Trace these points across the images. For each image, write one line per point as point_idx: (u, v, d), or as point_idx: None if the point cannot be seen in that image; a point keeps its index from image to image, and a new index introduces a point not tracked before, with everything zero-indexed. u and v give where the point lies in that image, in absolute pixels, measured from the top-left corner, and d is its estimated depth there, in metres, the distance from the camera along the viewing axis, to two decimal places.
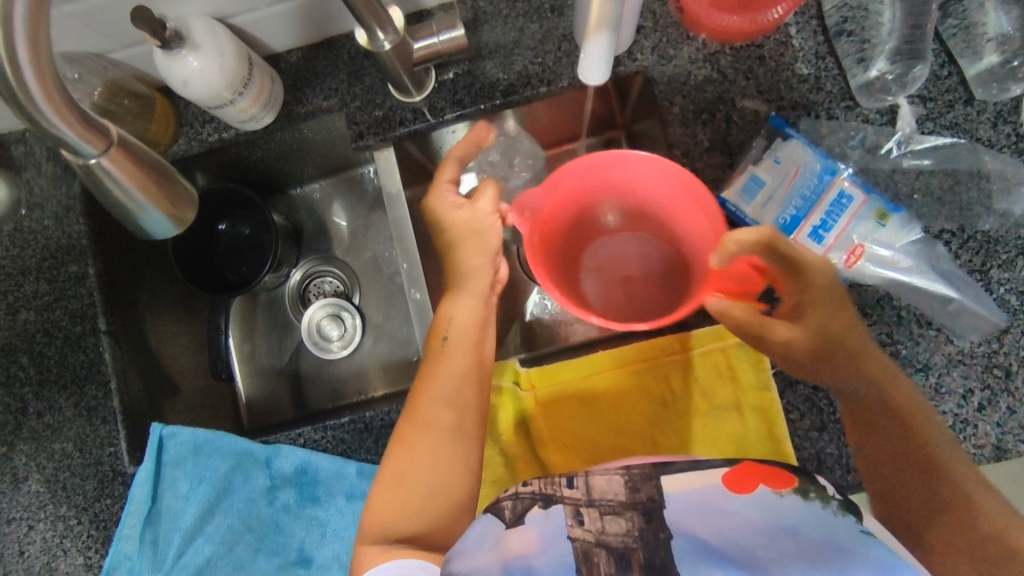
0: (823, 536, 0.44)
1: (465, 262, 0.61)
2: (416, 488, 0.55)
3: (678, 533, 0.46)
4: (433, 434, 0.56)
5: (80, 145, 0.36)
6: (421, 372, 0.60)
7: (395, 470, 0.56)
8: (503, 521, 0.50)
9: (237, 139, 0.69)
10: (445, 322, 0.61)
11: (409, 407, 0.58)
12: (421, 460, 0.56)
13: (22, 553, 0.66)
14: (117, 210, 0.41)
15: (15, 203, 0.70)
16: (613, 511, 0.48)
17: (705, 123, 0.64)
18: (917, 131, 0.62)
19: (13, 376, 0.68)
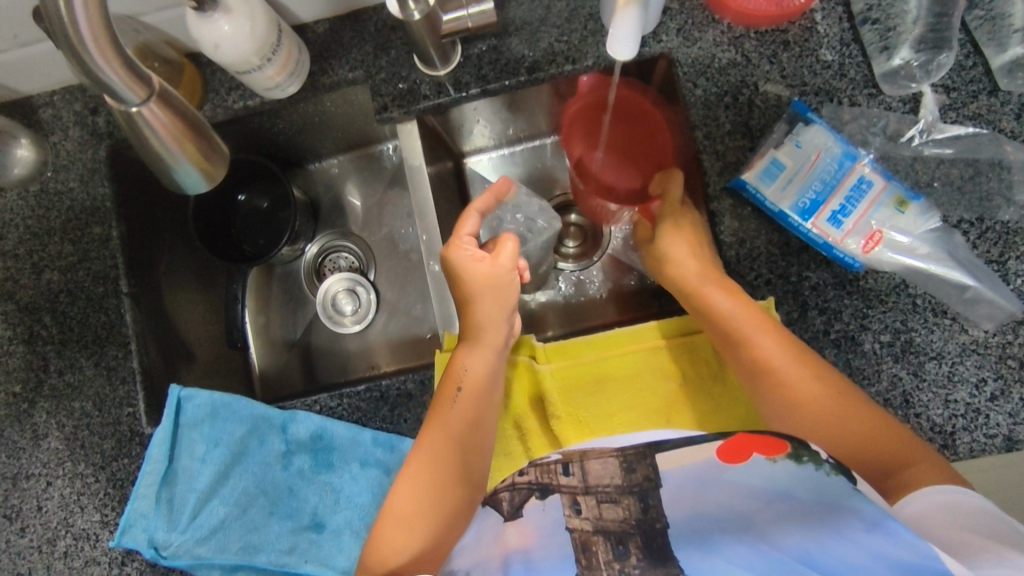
0: (814, 499, 0.44)
1: (488, 314, 0.64)
2: (422, 527, 0.54)
3: (674, 514, 0.46)
4: (437, 479, 0.56)
5: (123, 91, 0.37)
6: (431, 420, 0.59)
7: (397, 513, 0.55)
8: (502, 514, 0.52)
9: (263, 107, 0.70)
10: (460, 372, 0.61)
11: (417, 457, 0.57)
12: (428, 503, 0.55)
13: (39, 509, 0.67)
14: (152, 162, 0.42)
15: (41, 163, 0.71)
16: (611, 499, 0.47)
17: (728, 106, 0.64)
18: (939, 120, 0.62)
19: (36, 335, 0.70)
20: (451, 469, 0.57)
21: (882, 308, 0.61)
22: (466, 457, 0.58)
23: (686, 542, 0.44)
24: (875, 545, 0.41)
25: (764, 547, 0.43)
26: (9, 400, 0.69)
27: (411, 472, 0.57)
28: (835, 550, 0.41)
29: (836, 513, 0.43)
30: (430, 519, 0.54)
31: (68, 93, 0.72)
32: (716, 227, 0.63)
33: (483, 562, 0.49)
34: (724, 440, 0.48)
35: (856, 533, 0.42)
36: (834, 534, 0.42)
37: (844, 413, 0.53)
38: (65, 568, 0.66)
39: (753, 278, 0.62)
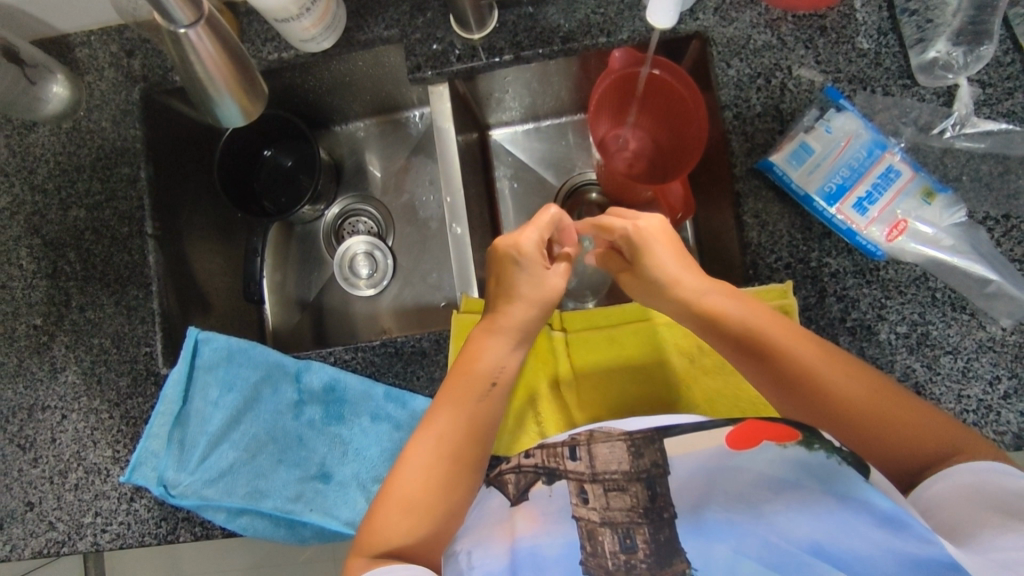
0: (823, 488, 0.44)
1: (529, 320, 0.62)
2: (424, 514, 0.53)
3: (681, 502, 0.46)
4: (454, 470, 0.55)
5: (177, 14, 0.46)
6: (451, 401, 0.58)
7: (400, 497, 0.54)
8: (508, 497, 0.52)
9: (296, 61, 0.71)
10: (494, 368, 0.59)
11: (428, 441, 0.56)
12: (436, 489, 0.54)
13: (53, 440, 0.68)
14: (200, 91, 0.53)
15: (75, 102, 0.72)
16: (618, 487, 0.47)
17: (760, 88, 0.64)
18: (973, 114, 0.62)
19: (60, 270, 0.71)
20: (463, 458, 0.56)
21: (900, 298, 0.60)
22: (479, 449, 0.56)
23: (693, 533, 0.45)
24: (884, 540, 0.41)
25: (772, 537, 0.43)
26: (29, 332, 0.70)
27: (417, 451, 0.56)
28: (841, 544, 0.42)
29: (845, 502, 0.43)
30: (436, 509, 0.54)
31: (106, 34, 0.73)
32: (738, 208, 0.63)
33: (484, 541, 0.50)
34: (733, 426, 0.48)
35: (865, 526, 0.42)
36: (842, 526, 0.42)
37: (862, 401, 0.50)
38: (75, 499, 0.67)
39: (773, 261, 0.62)
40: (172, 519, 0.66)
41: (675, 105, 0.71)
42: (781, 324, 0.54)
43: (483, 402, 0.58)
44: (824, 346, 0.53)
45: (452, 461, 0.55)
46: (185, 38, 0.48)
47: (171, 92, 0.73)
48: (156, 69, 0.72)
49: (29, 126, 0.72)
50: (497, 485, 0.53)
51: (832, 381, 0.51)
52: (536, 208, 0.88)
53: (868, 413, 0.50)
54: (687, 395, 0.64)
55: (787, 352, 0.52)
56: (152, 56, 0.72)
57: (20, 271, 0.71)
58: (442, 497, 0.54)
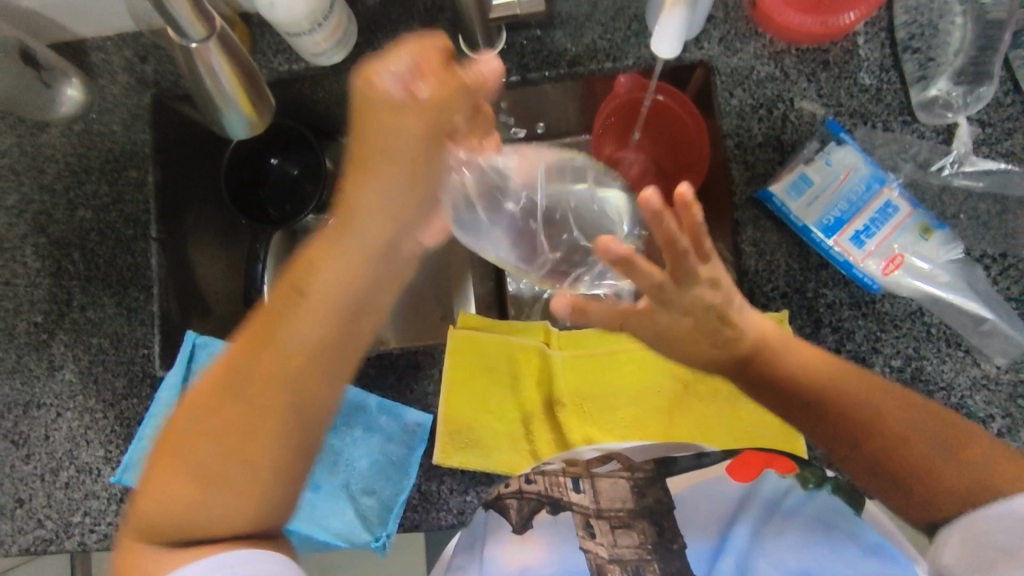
0: (818, 520, 0.47)
1: (383, 200, 0.47)
2: (187, 486, 0.44)
3: (689, 535, 0.49)
4: (230, 415, 0.44)
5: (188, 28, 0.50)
6: (265, 335, 0.45)
7: (181, 441, 0.45)
8: (510, 523, 0.51)
9: (306, 73, 0.72)
10: (326, 280, 0.46)
11: (207, 384, 0.46)
12: (236, 434, 0.44)
13: (46, 437, 0.69)
14: (209, 104, 0.56)
15: (88, 105, 0.74)
16: (624, 525, 0.50)
17: (762, 118, 0.65)
18: (972, 153, 0.63)
19: (63, 269, 0.72)
20: (273, 402, 0.45)
21: (895, 332, 0.61)
22: (303, 396, 0.45)
23: (703, 562, 0.47)
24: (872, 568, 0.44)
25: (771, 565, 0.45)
26: (30, 329, 0.71)
27: (217, 380, 0.45)
28: (831, 567, 0.44)
29: (835, 533, 0.46)
30: (237, 468, 0.44)
31: (121, 40, 0.74)
32: (737, 235, 0.64)
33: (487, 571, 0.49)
34: (731, 459, 0.52)
35: (850, 554, 0.45)
36: (832, 551, 0.45)
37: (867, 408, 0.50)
38: (65, 498, 0.67)
39: (770, 290, 0.62)
40: None
41: (678, 128, 0.73)
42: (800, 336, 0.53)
43: (295, 323, 0.45)
44: (863, 377, 0.51)
45: (259, 398, 0.45)
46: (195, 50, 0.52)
47: (180, 98, 0.74)
48: (167, 75, 0.73)
49: (41, 126, 0.74)
50: (497, 509, 0.52)
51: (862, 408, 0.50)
52: None
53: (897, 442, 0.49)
54: (680, 422, 0.64)
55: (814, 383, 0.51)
56: (165, 62, 0.73)
57: (24, 269, 0.72)
58: (233, 453, 0.44)
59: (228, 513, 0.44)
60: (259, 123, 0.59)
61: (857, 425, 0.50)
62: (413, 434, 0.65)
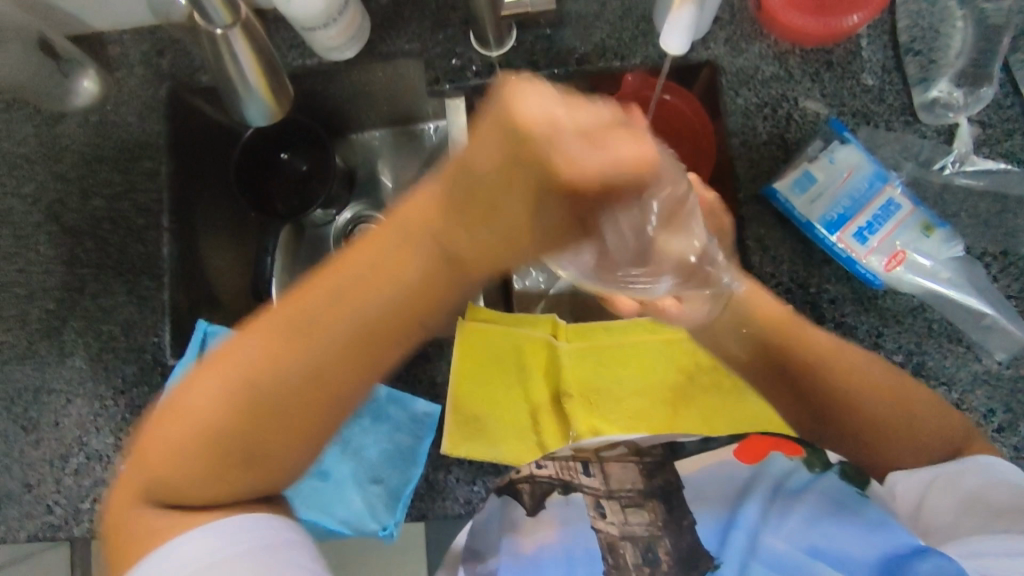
0: (830, 497, 0.46)
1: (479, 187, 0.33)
2: (211, 462, 0.39)
3: (697, 511, 0.47)
4: (268, 394, 0.38)
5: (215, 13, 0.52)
6: (302, 301, 0.37)
7: (179, 433, 0.39)
8: (524, 506, 0.51)
9: (319, 68, 0.74)
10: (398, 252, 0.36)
11: (240, 348, 0.38)
12: (247, 428, 0.39)
13: (57, 423, 0.70)
14: (231, 91, 0.58)
15: (104, 96, 0.75)
16: (635, 503, 0.49)
17: (767, 117, 0.66)
18: (973, 153, 0.64)
19: (76, 257, 0.73)
20: (293, 397, 0.38)
21: (897, 328, 0.62)
22: (320, 390, 0.38)
23: (713, 537, 0.45)
24: (879, 543, 0.43)
25: (776, 541, 0.44)
26: (42, 316, 0.72)
27: (219, 375, 0.38)
28: (842, 545, 0.43)
29: (841, 508, 0.45)
30: (251, 455, 0.40)
31: (138, 33, 0.75)
32: (742, 231, 0.65)
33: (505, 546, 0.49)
34: (739, 441, 0.52)
35: (858, 527, 0.44)
36: (841, 526, 0.44)
37: (838, 377, 0.54)
38: (74, 484, 0.68)
39: (773, 285, 0.64)
40: None
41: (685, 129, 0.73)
42: (773, 310, 0.55)
43: (358, 289, 0.36)
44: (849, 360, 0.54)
45: (276, 388, 0.38)
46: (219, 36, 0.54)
47: (196, 92, 0.75)
48: (183, 69, 0.74)
49: (58, 117, 0.75)
50: (512, 495, 0.52)
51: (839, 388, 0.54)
52: None
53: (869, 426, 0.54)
54: (684, 415, 0.65)
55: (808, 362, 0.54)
56: (181, 56, 0.74)
57: (37, 257, 0.73)
58: (260, 427, 0.39)
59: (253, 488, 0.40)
60: (280, 111, 0.60)
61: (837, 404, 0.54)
62: (420, 423, 0.65)
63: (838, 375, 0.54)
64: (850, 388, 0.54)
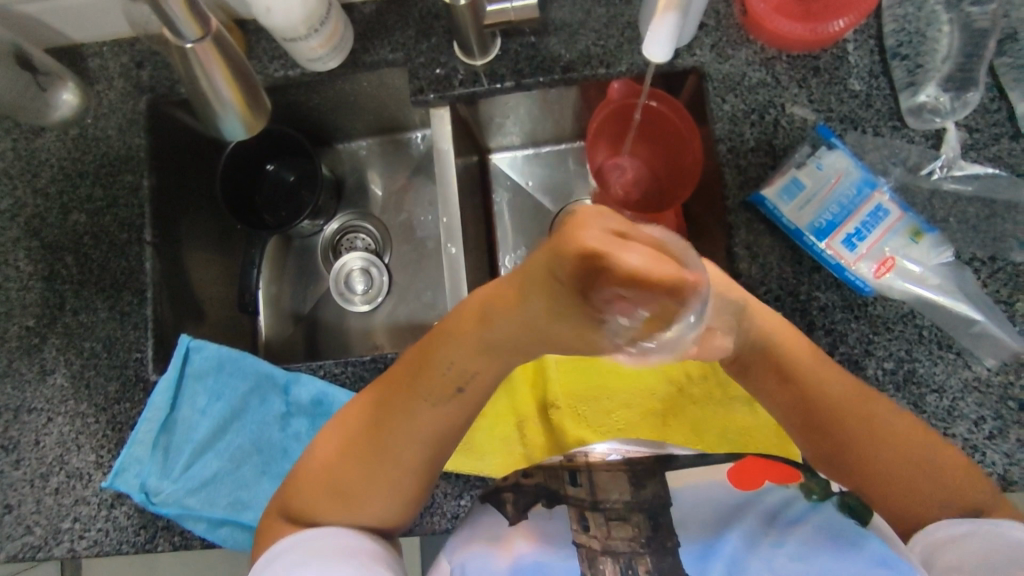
0: (825, 526, 0.46)
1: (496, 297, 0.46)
2: (331, 487, 0.53)
3: (686, 533, 0.47)
4: (368, 441, 0.53)
5: (183, 29, 0.51)
6: (397, 396, 0.51)
7: (319, 477, 0.54)
8: (505, 515, 0.50)
9: (302, 78, 0.73)
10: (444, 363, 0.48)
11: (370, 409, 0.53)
12: (364, 473, 0.53)
13: (37, 442, 0.68)
14: (205, 105, 0.57)
15: (83, 110, 0.74)
16: (619, 517, 0.48)
17: (754, 123, 0.66)
18: (960, 157, 0.64)
19: (56, 272, 0.72)
20: (404, 450, 0.52)
21: (888, 335, 0.61)
22: (414, 446, 0.52)
23: (696, 559, 0.46)
24: (875, 574, 0.43)
25: (769, 568, 0.45)
26: (21, 333, 0.70)
27: (343, 415, 0.55)
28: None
29: (835, 538, 0.45)
30: (366, 487, 0.53)
31: (118, 46, 0.74)
32: (730, 239, 0.64)
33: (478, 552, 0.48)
34: (733, 462, 0.50)
35: (855, 560, 0.44)
36: (837, 557, 0.44)
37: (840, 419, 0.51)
38: (55, 504, 0.67)
39: (762, 293, 0.63)
40: (151, 528, 0.66)
41: (672, 135, 0.74)
42: (799, 352, 0.51)
43: (428, 395, 0.50)
44: (879, 421, 0.51)
45: (393, 450, 0.52)
46: (191, 52, 0.52)
47: (177, 104, 0.74)
48: (164, 80, 0.73)
49: (37, 131, 0.74)
50: (493, 502, 0.51)
51: (871, 446, 0.51)
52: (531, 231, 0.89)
53: (891, 486, 0.51)
54: (674, 426, 0.64)
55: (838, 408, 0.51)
56: (161, 68, 0.73)
57: (17, 273, 0.72)
58: (366, 462, 0.53)
59: (362, 512, 0.54)
60: (256, 124, 0.60)
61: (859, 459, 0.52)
62: None
63: (868, 432, 0.51)
64: (879, 448, 0.51)
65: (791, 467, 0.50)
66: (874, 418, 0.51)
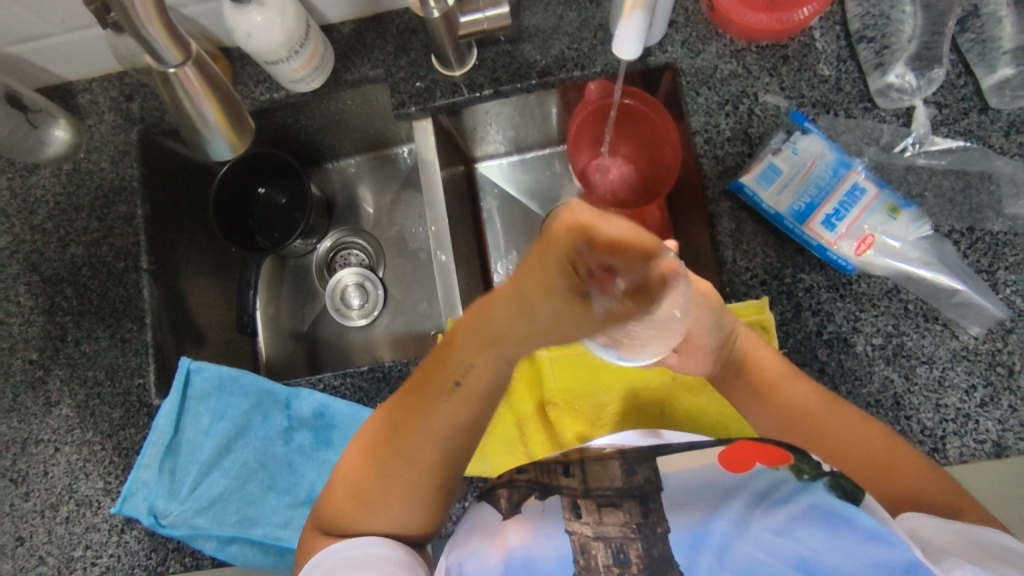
0: (813, 507, 0.46)
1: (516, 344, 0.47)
2: (362, 488, 0.54)
3: (675, 519, 0.47)
4: (393, 453, 0.53)
5: (165, 53, 0.52)
6: (422, 408, 0.51)
7: (349, 487, 0.55)
8: (500, 511, 0.51)
9: (286, 100, 0.75)
10: (460, 368, 0.49)
11: (404, 426, 0.52)
12: (389, 482, 0.53)
13: (46, 473, 0.69)
14: (192, 130, 0.59)
15: (75, 145, 0.75)
16: (610, 502, 0.49)
17: (729, 114, 0.67)
18: (931, 133, 0.65)
19: (57, 305, 0.73)
20: (427, 450, 0.52)
21: (874, 312, 0.62)
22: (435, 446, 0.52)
23: (685, 547, 0.46)
24: (868, 554, 0.43)
25: (759, 553, 0.45)
26: (25, 367, 0.72)
27: (370, 437, 0.55)
28: (827, 556, 0.44)
29: (825, 517, 0.45)
30: (392, 491, 0.53)
31: (107, 81, 0.76)
32: (714, 228, 0.66)
33: (474, 549, 0.49)
34: (727, 446, 0.51)
35: (849, 541, 0.44)
36: (831, 539, 0.44)
37: (814, 416, 0.55)
38: (66, 533, 0.68)
39: (748, 278, 0.64)
40: (162, 549, 0.67)
41: (651, 136, 0.76)
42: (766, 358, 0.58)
43: (442, 402, 0.50)
44: (850, 416, 0.55)
45: (413, 452, 0.52)
46: (173, 75, 0.54)
47: (166, 133, 0.76)
48: (153, 111, 0.75)
49: (31, 168, 0.75)
50: (489, 500, 0.52)
51: (841, 428, 0.54)
52: (521, 235, 0.91)
53: (867, 464, 0.53)
54: (669, 413, 0.66)
55: (796, 399, 0.56)
56: (150, 99, 0.75)
57: (17, 308, 0.73)
58: (388, 470, 0.53)
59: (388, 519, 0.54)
60: (242, 144, 0.61)
61: (830, 442, 0.54)
62: None
63: (843, 423, 0.54)
64: (850, 434, 0.54)
65: (783, 449, 0.50)
66: (836, 412, 0.55)
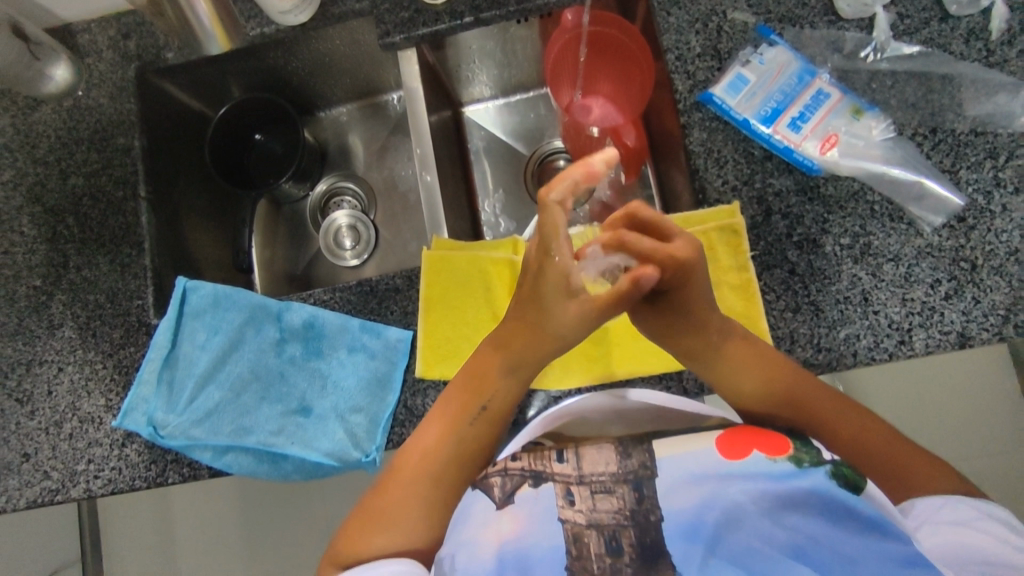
0: (815, 498, 0.45)
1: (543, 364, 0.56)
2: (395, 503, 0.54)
3: (668, 506, 0.47)
4: (430, 468, 0.55)
5: None
6: (458, 422, 0.56)
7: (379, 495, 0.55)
8: (492, 501, 0.49)
9: (277, 35, 0.78)
10: (489, 394, 0.57)
11: (436, 439, 0.56)
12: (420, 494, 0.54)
13: (50, 392, 0.72)
14: (193, 33, 0.77)
15: (76, 83, 0.79)
16: (605, 489, 0.48)
17: (699, 31, 0.70)
18: (891, 40, 0.68)
19: (59, 234, 0.76)
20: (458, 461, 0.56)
21: (842, 213, 0.64)
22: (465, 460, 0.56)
23: (680, 538, 0.45)
24: (869, 543, 0.43)
25: (756, 542, 0.44)
26: (30, 293, 0.75)
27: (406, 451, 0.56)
28: (824, 542, 0.43)
29: (823, 504, 0.45)
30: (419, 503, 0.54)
31: (106, 20, 0.80)
32: (686, 139, 0.68)
33: (468, 543, 0.47)
34: (721, 435, 0.50)
35: (850, 529, 0.43)
36: (831, 529, 0.44)
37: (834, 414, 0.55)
38: (69, 449, 0.70)
39: (720, 184, 0.66)
40: (161, 462, 0.69)
41: (625, 63, 0.78)
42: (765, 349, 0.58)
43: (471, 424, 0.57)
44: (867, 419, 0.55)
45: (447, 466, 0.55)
46: None
47: (162, 72, 0.80)
48: (149, 48, 0.79)
49: (33, 105, 0.79)
50: (481, 489, 0.50)
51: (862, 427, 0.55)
52: (508, 176, 0.93)
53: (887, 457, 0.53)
54: None
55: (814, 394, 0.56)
56: (147, 37, 0.79)
57: (21, 238, 0.76)
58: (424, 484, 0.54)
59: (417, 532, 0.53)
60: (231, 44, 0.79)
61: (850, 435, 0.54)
62: (394, 349, 0.67)
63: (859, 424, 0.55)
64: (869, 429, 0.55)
65: (781, 440, 0.50)
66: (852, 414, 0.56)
